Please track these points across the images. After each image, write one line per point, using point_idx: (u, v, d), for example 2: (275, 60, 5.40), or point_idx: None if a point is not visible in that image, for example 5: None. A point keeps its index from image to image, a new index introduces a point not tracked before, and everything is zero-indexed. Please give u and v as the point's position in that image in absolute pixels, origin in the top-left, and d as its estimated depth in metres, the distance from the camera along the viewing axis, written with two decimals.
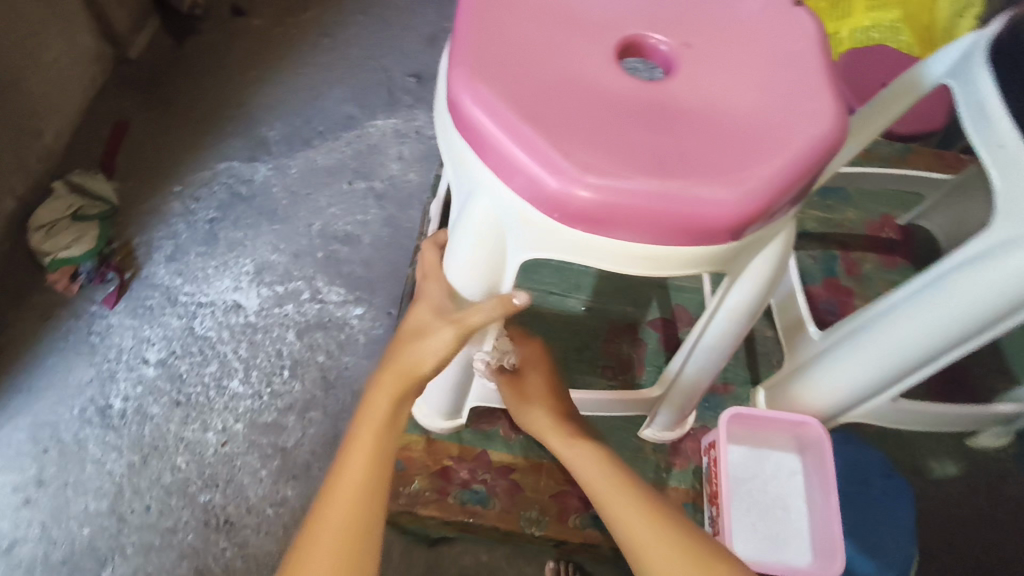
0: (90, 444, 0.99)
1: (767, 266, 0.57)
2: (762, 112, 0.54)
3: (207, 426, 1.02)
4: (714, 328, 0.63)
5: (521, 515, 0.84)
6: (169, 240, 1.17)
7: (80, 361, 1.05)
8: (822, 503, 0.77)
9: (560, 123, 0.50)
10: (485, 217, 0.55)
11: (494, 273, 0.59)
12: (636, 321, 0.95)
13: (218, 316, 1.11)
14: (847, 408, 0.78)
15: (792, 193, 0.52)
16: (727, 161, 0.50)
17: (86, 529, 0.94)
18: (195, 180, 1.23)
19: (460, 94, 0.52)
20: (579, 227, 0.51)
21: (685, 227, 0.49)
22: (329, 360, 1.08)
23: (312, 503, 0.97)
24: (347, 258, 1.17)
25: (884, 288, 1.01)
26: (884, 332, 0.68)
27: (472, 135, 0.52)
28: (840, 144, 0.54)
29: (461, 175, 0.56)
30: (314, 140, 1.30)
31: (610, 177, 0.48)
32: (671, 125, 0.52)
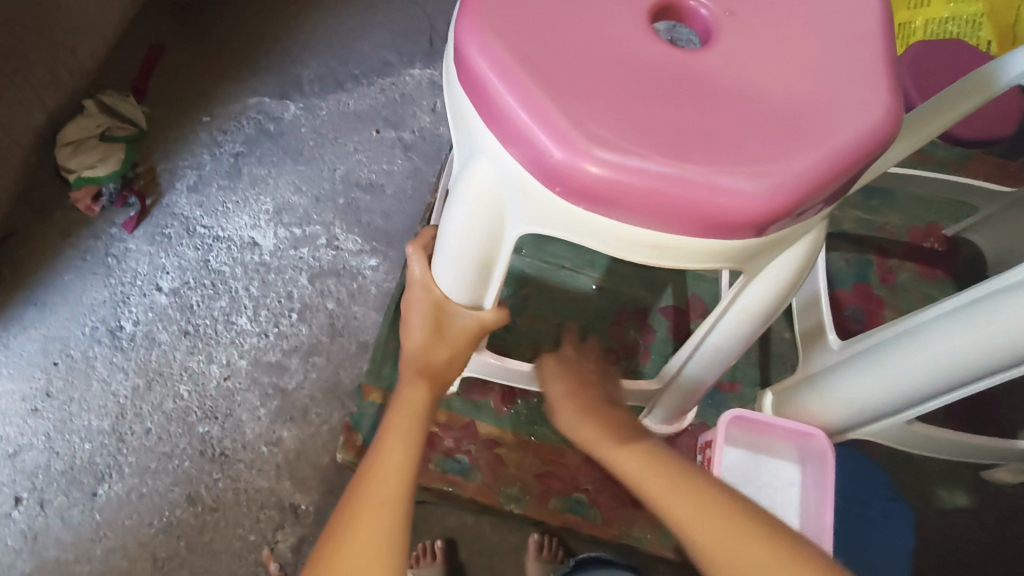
0: (98, 363, 1.01)
1: (786, 268, 0.54)
2: (802, 98, 0.49)
3: (212, 358, 1.03)
4: (722, 327, 0.60)
5: (501, 491, 0.85)
6: (194, 170, 1.16)
7: (96, 281, 1.06)
8: (816, 519, 0.74)
9: (574, 90, 0.47)
10: (485, 186, 0.52)
11: (494, 243, 0.56)
12: (649, 306, 0.92)
13: (234, 252, 1.10)
14: (858, 424, 0.74)
15: (825, 189, 0.47)
16: (753, 147, 0.46)
17: (88, 444, 0.96)
18: (225, 113, 1.22)
19: (471, 49, 0.49)
20: (582, 205, 0.48)
21: (699, 215, 0.46)
22: (338, 308, 1.07)
23: (306, 447, 0.98)
24: (368, 207, 1.16)
25: (919, 301, 0.96)
26: (910, 353, 0.64)
27: (479, 94, 0.49)
28: (888, 140, 0.49)
29: (463, 136, 0.53)
30: (347, 83, 1.26)
31: (621, 154, 0.45)
32: (696, 102, 0.48)
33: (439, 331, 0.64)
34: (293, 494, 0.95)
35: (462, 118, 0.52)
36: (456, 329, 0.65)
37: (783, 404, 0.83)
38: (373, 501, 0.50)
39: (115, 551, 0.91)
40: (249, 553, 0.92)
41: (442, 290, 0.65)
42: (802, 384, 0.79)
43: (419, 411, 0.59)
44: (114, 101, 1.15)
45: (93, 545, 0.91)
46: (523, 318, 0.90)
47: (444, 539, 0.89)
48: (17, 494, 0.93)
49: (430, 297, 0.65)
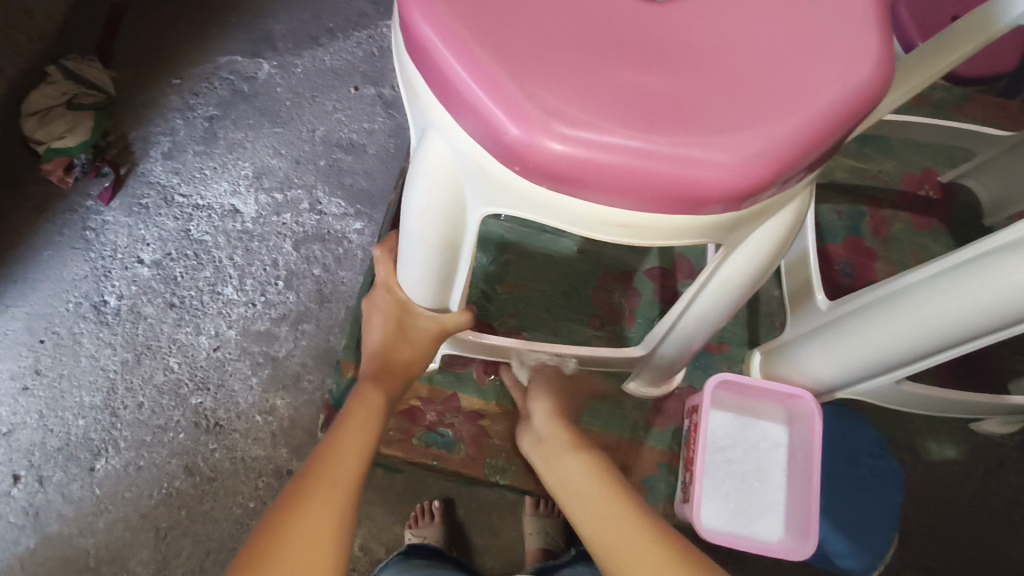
0: (85, 338, 1.00)
1: (768, 238, 0.52)
2: (782, 54, 0.46)
3: (200, 329, 1.02)
4: (704, 299, 0.58)
5: (487, 462, 0.86)
6: (167, 137, 1.12)
7: (75, 257, 1.04)
8: (803, 481, 0.74)
9: (532, 56, 0.44)
10: (443, 165, 0.49)
11: (457, 223, 0.53)
12: (633, 268, 0.91)
13: (214, 221, 1.08)
14: (843, 385, 0.74)
15: (809, 154, 0.45)
16: (729, 113, 0.44)
17: (81, 420, 0.96)
18: (195, 74, 1.17)
19: (416, 16, 0.45)
20: (545, 185, 0.45)
21: (671, 190, 0.44)
22: (325, 274, 1.05)
23: (301, 414, 0.98)
24: (350, 168, 1.12)
25: (913, 252, 0.94)
26: (904, 311, 0.62)
27: (429, 68, 0.46)
28: (877, 96, 0.46)
29: (418, 112, 0.50)
30: (322, 38, 1.21)
31: (584, 129, 0.42)
32: (665, 66, 0.44)
33: (397, 336, 0.67)
34: (290, 461, 0.96)
35: (414, 94, 0.49)
36: (416, 333, 0.67)
37: (770, 366, 0.82)
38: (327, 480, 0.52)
39: (117, 523, 0.92)
40: (250, 519, 0.93)
41: (405, 293, 0.66)
42: (790, 345, 0.78)
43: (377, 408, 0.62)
44: (79, 66, 1.09)
45: (95, 519, 0.92)
46: (504, 286, 0.88)
47: (440, 499, 0.90)
48: (15, 472, 0.93)
49: (393, 297, 0.67)
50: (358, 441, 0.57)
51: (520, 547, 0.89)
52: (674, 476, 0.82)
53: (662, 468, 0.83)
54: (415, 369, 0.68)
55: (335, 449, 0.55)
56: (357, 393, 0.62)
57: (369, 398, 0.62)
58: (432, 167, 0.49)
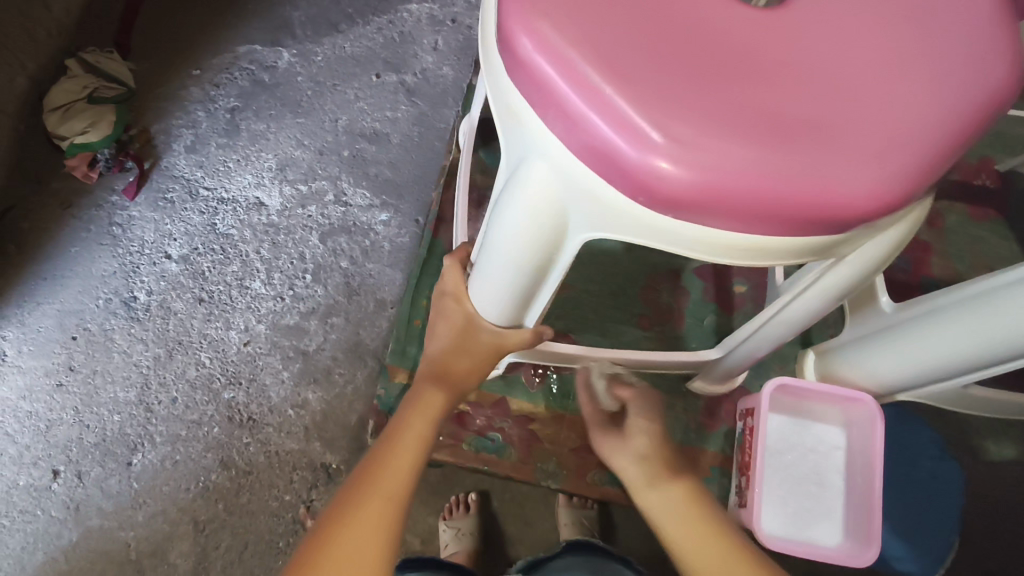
0: (117, 335, 1.01)
1: (878, 251, 0.49)
2: (905, 66, 0.44)
3: (230, 324, 1.02)
4: (798, 306, 0.56)
5: (537, 466, 0.86)
6: (189, 130, 1.11)
7: (103, 253, 1.04)
8: (862, 486, 0.74)
9: (650, 76, 0.41)
10: (543, 191, 0.46)
11: (551, 251, 0.50)
12: (680, 268, 0.89)
13: (240, 215, 1.07)
14: (906, 388, 0.73)
15: (934, 172, 0.44)
16: (859, 133, 0.42)
17: (117, 416, 0.97)
18: (216, 65, 1.15)
19: (525, 43, 0.43)
20: (665, 213, 0.43)
21: (798, 215, 0.42)
22: (353, 266, 1.04)
23: (332, 409, 0.98)
24: (374, 158, 1.11)
25: (969, 245, 0.92)
26: (979, 318, 0.60)
27: (538, 94, 0.44)
28: (998, 106, 0.45)
29: (515, 136, 0.47)
30: (342, 24, 1.19)
31: (709, 155, 0.41)
32: (793, 86, 0.42)
33: (458, 348, 0.66)
34: (324, 454, 0.96)
35: (512, 116, 0.47)
36: (477, 343, 0.65)
37: (827, 367, 0.81)
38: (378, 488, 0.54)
39: (157, 516, 0.93)
40: (287, 512, 0.93)
41: (474, 304, 0.63)
42: (850, 346, 0.77)
43: (435, 411, 0.63)
44: (97, 59, 1.09)
45: (135, 513, 0.93)
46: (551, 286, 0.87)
47: (478, 491, 0.91)
48: (54, 468, 0.95)
49: (462, 311, 0.65)
50: (415, 443, 0.59)
51: (553, 537, 0.89)
52: (728, 479, 0.82)
53: (714, 472, 0.82)
54: (473, 381, 0.68)
55: (390, 455, 0.57)
56: (416, 396, 0.64)
57: (429, 402, 0.63)
58: (530, 192, 0.46)
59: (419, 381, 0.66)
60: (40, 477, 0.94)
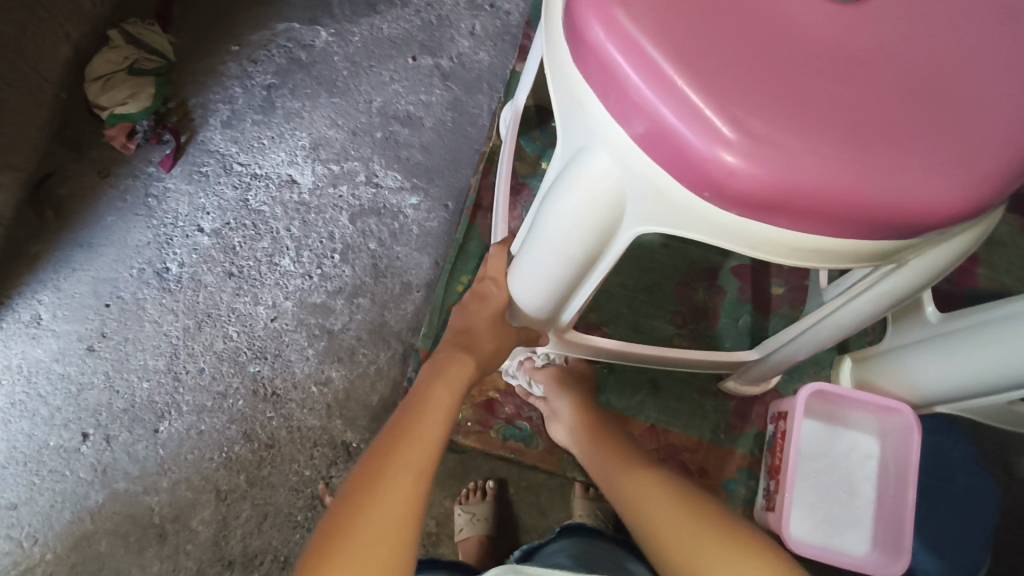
0: (148, 304, 1.02)
1: (940, 261, 0.48)
2: (988, 70, 0.43)
3: (258, 300, 1.03)
4: (849, 311, 0.55)
5: (564, 457, 0.88)
6: (226, 105, 1.12)
7: (138, 223, 1.06)
8: (894, 495, 0.73)
9: (727, 68, 0.41)
10: (603, 182, 0.46)
11: (602, 243, 0.50)
12: (715, 266, 0.88)
13: (272, 191, 1.08)
14: (946, 402, 0.71)
15: (1010, 180, 0.43)
16: (939, 135, 0.41)
17: (146, 383, 0.99)
18: (254, 41, 1.16)
19: (596, 30, 0.43)
20: (731, 210, 0.43)
21: (871, 216, 0.41)
22: (381, 248, 1.05)
23: (356, 388, 0.99)
24: (407, 141, 1.11)
25: (1015, 256, 0.90)
26: (999, 340, 0.61)
27: (606, 84, 0.44)
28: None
29: (577, 126, 0.47)
30: (380, 5, 1.19)
31: (784, 151, 0.40)
32: (873, 85, 0.41)
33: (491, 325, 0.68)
34: (344, 432, 0.97)
35: (576, 106, 0.47)
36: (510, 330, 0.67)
37: (863, 373, 0.80)
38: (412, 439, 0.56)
39: (180, 483, 0.95)
40: (306, 487, 0.95)
41: (514, 295, 0.63)
42: (889, 353, 0.76)
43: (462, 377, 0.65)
44: (139, 31, 1.10)
45: (159, 478, 0.95)
46: None
47: (494, 479, 0.91)
48: (84, 430, 0.97)
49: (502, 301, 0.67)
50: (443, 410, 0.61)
51: None
52: (754, 481, 0.81)
53: (742, 473, 0.82)
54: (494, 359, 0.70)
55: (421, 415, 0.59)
56: (446, 363, 0.66)
57: (457, 373, 0.65)
58: (589, 183, 0.46)
59: (445, 348, 0.68)
60: (70, 439, 0.97)
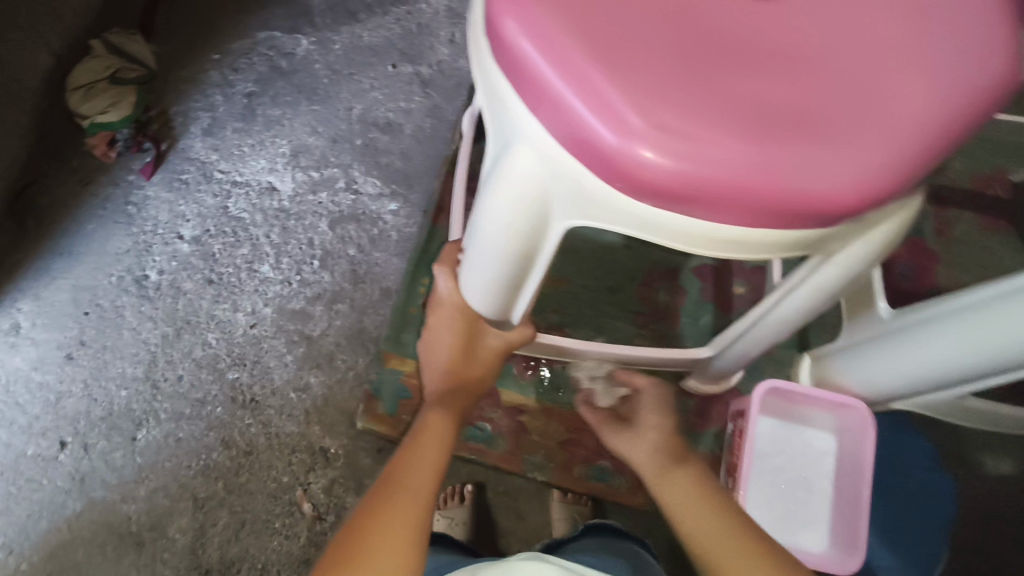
0: (128, 312, 1.02)
1: (866, 252, 0.49)
2: (900, 59, 0.44)
3: (237, 306, 1.03)
4: (789, 305, 0.56)
5: (525, 458, 0.89)
6: (207, 112, 1.13)
7: (118, 231, 1.06)
8: (850, 492, 0.74)
9: (635, 62, 0.41)
10: (527, 177, 0.46)
11: (535, 239, 0.50)
12: (679, 267, 0.89)
13: (252, 198, 1.08)
14: (900, 396, 0.71)
15: (923, 166, 0.43)
16: (849, 125, 0.42)
17: (124, 391, 0.99)
18: (235, 50, 1.17)
19: (510, 27, 0.43)
20: (645, 202, 0.43)
21: (782, 206, 0.42)
22: (360, 254, 1.05)
23: (334, 394, 0.99)
24: (386, 147, 1.11)
25: (977, 255, 0.93)
26: (951, 334, 0.61)
27: (522, 80, 0.44)
28: (999, 96, 0.44)
29: (500, 121, 0.47)
30: (361, 14, 1.20)
31: (691, 143, 0.40)
32: (782, 79, 0.42)
33: (464, 353, 0.69)
34: (322, 439, 0.97)
35: (498, 101, 0.47)
36: (483, 350, 0.69)
37: (822, 372, 0.81)
38: (424, 440, 0.61)
39: (158, 491, 0.95)
40: (284, 493, 0.94)
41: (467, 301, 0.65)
42: (843, 352, 0.77)
43: (462, 387, 0.69)
44: (121, 40, 1.11)
45: (137, 486, 0.95)
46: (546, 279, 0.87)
47: (473, 483, 0.91)
48: (62, 438, 0.97)
49: (459, 309, 0.67)
50: (445, 415, 0.64)
51: (546, 532, 0.90)
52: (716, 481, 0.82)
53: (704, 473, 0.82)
54: (469, 369, 0.69)
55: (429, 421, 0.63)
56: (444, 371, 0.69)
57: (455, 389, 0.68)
58: (513, 179, 0.46)
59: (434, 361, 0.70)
60: (48, 447, 0.96)
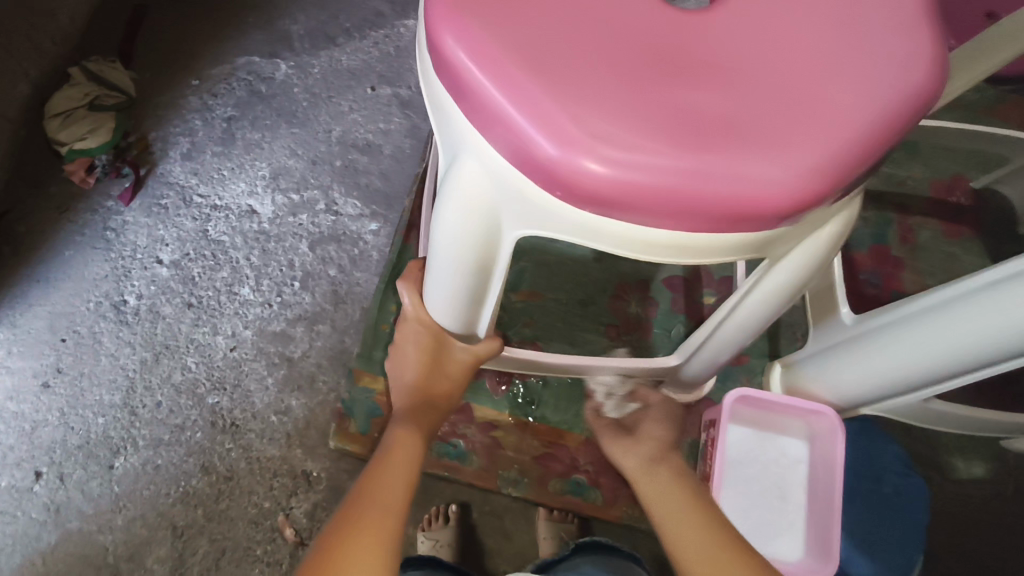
0: (105, 338, 1.02)
1: (813, 253, 0.51)
2: (830, 65, 0.45)
3: (217, 330, 1.02)
4: (746, 309, 0.58)
5: (500, 475, 0.88)
6: (186, 137, 1.13)
7: (96, 256, 1.06)
8: (824, 500, 0.74)
9: (571, 74, 0.43)
10: (474, 189, 0.48)
11: (489, 248, 0.52)
12: (650, 278, 0.90)
13: (232, 222, 1.08)
14: (868, 401, 0.72)
15: (857, 167, 0.44)
16: (782, 129, 0.43)
17: (102, 418, 0.97)
18: (215, 75, 1.18)
19: (450, 43, 0.45)
20: (586, 209, 0.44)
21: (718, 210, 0.43)
22: (341, 275, 1.05)
23: (316, 415, 0.98)
24: (366, 168, 1.12)
25: (942, 261, 0.95)
26: (917, 337, 0.61)
27: (462, 94, 0.45)
28: (928, 100, 0.45)
29: (447, 135, 0.49)
30: (339, 38, 1.21)
31: (626, 151, 0.41)
32: (714, 86, 0.43)
33: (434, 368, 0.69)
34: (304, 462, 0.96)
35: (444, 116, 0.48)
36: (453, 365, 0.69)
37: (791, 380, 0.81)
38: (393, 456, 0.60)
39: (136, 520, 0.93)
40: (265, 519, 0.93)
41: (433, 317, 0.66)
42: (811, 358, 0.77)
43: (431, 403, 0.69)
44: (100, 68, 1.11)
45: (114, 516, 0.93)
46: (519, 294, 0.88)
47: (457, 503, 0.90)
48: (37, 469, 0.95)
49: (429, 330, 0.67)
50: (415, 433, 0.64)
51: (532, 552, 0.89)
52: None
53: None
54: (439, 386, 0.69)
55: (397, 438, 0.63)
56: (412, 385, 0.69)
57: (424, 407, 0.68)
58: (462, 191, 0.48)
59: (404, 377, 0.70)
60: (23, 478, 0.94)
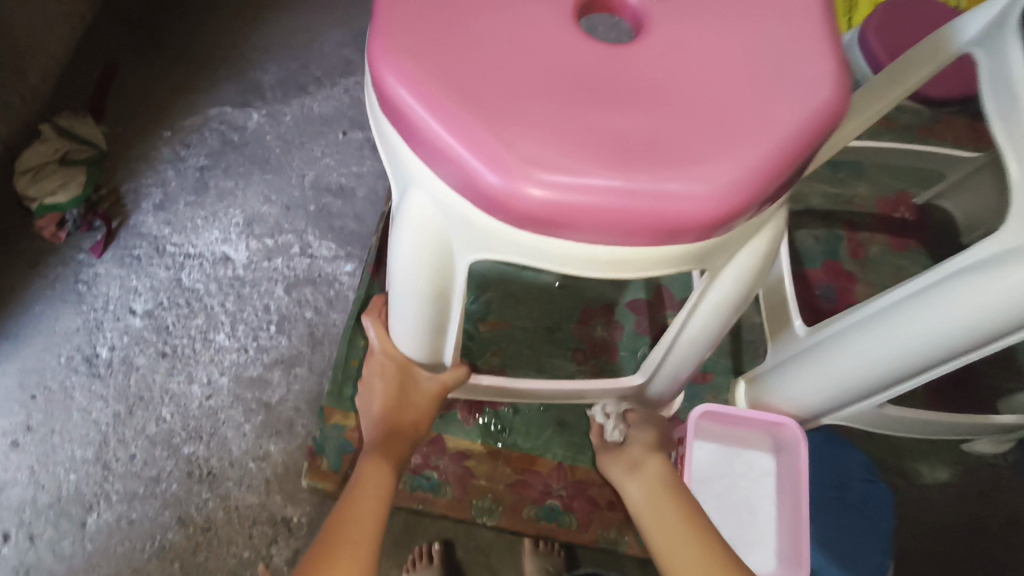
0: (77, 393, 1.00)
1: (749, 262, 0.54)
2: (748, 88, 0.48)
3: (192, 378, 1.02)
4: (696, 323, 0.59)
5: (473, 504, 0.88)
6: (158, 188, 1.14)
7: (67, 310, 1.05)
8: (792, 510, 0.75)
9: (505, 105, 0.45)
10: (424, 216, 0.50)
11: (443, 274, 0.54)
12: (613, 302, 0.91)
13: (206, 269, 1.09)
14: (828, 409, 0.74)
15: (779, 178, 0.46)
16: (707, 147, 0.45)
17: (73, 475, 0.95)
18: (187, 126, 1.20)
19: (390, 81, 0.47)
20: (528, 229, 0.46)
21: (652, 224, 0.45)
22: (317, 317, 1.06)
23: (295, 459, 0.97)
24: (340, 211, 1.14)
25: (893, 273, 0.99)
26: (871, 339, 0.63)
27: (406, 128, 0.47)
28: (840, 114, 0.49)
29: (397, 168, 0.51)
30: (310, 86, 1.24)
31: (561, 173, 0.44)
32: (641, 111, 0.46)
33: (400, 399, 0.69)
34: (283, 507, 0.94)
35: (392, 152, 0.51)
36: (420, 394, 0.69)
37: (755, 394, 0.82)
38: (365, 488, 0.60)
39: None
40: (245, 569, 0.91)
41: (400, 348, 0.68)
42: (773, 371, 0.79)
43: (402, 431, 0.68)
44: (70, 123, 1.12)
45: None
46: (486, 324, 0.89)
47: (441, 541, 0.89)
48: (5, 531, 0.92)
49: (395, 361, 0.69)
50: (386, 464, 0.64)
51: None
52: None
53: None
54: (409, 417, 0.69)
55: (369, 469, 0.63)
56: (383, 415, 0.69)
57: (394, 436, 0.67)
58: (415, 219, 0.50)
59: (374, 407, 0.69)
60: None
